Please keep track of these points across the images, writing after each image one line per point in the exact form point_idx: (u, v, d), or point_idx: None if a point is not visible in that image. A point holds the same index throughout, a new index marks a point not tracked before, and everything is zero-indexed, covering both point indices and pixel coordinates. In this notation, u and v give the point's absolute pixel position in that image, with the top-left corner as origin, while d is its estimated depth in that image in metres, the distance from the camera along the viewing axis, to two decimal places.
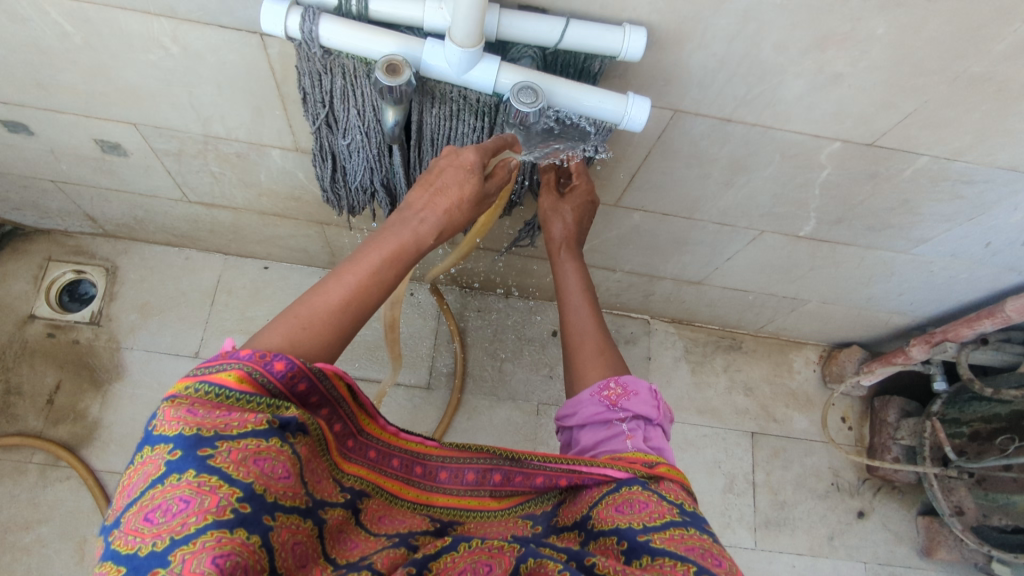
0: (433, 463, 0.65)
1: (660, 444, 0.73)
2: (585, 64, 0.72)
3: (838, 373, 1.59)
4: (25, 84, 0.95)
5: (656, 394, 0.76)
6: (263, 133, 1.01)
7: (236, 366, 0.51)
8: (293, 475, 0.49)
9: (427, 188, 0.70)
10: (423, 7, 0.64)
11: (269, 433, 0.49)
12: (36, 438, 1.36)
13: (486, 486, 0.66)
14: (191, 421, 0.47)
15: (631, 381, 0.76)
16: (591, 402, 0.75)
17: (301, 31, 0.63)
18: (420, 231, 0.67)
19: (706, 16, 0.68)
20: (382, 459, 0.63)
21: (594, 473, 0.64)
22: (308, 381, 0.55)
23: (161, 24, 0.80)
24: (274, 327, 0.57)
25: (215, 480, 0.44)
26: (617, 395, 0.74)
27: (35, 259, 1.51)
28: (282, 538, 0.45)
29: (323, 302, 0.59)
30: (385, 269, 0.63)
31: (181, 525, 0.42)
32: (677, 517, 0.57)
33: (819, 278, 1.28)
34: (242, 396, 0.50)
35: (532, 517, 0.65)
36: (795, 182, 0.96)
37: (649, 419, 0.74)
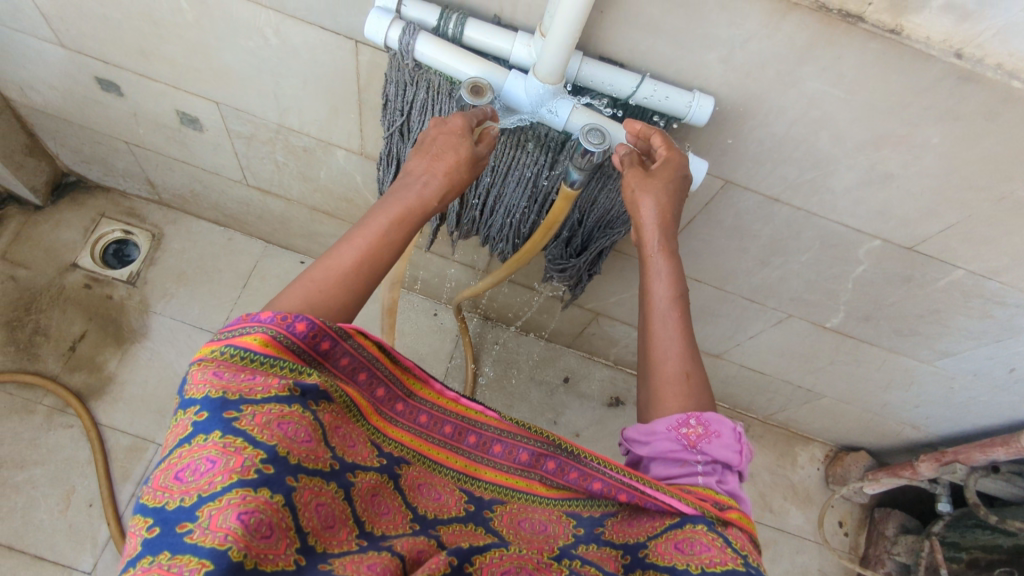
0: (490, 434, 0.65)
1: (738, 493, 0.63)
2: (651, 121, 0.76)
3: (841, 475, 1.57)
4: (129, 49, 1.03)
5: (740, 436, 0.65)
6: (334, 133, 1.07)
7: (259, 330, 0.54)
8: (315, 439, 0.50)
9: (425, 154, 0.69)
10: (512, 42, 0.69)
11: (292, 399, 0.51)
12: (51, 381, 1.40)
13: (538, 470, 0.65)
14: (217, 383, 0.50)
15: (713, 418, 0.64)
16: (666, 436, 0.64)
17: (400, 42, 0.68)
18: (423, 194, 0.67)
19: (772, 97, 0.72)
20: (432, 424, 0.65)
21: (658, 500, 0.59)
22: (331, 341, 0.57)
23: (268, 16, 0.86)
24: (291, 292, 0.59)
25: (239, 441, 0.46)
26: (696, 434, 0.63)
27: (89, 213, 1.58)
28: (305, 499, 0.46)
29: (336, 266, 0.60)
30: (392, 230, 0.64)
31: (208, 484, 0.44)
32: (741, 567, 0.51)
33: (838, 374, 1.29)
34: (266, 359, 0.53)
35: (577, 517, 0.63)
36: (830, 272, 0.99)
37: (729, 465, 0.63)
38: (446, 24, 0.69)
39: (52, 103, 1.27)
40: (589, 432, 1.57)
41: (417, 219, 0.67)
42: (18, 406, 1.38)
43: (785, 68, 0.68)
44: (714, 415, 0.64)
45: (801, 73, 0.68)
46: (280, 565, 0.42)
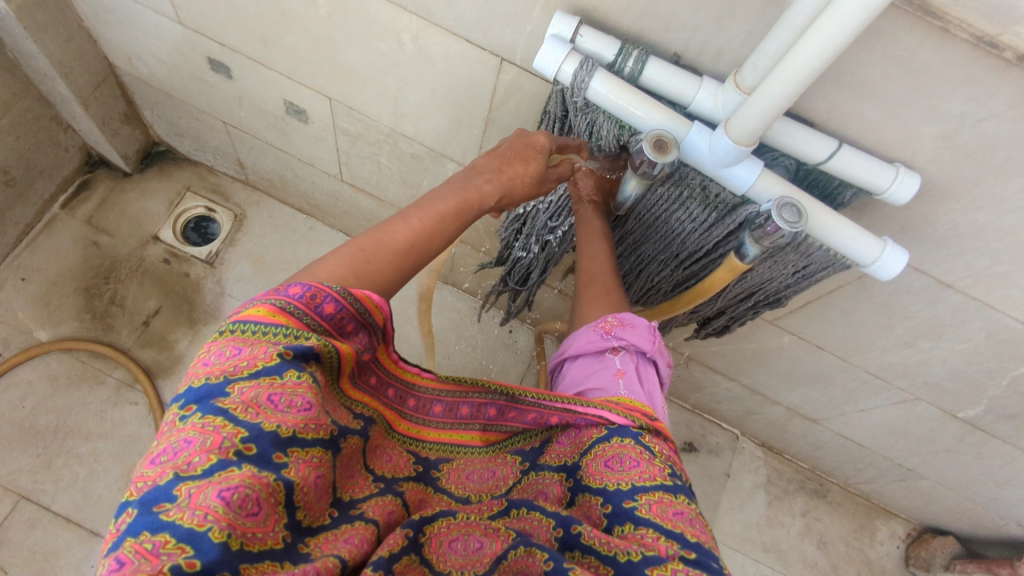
0: (428, 396, 0.61)
1: (652, 383, 0.70)
2: (835, 190, 0.67)
3: (925, 559, 1.45)
4: (250, 35, 0.98)
5: (654, 331, 0.72)
6: (450, 145, 1.00)
7: (265, 302, 0.47)
8: (316, 406, 0.44)
9: (495, 157, 0.66)
10: (698, 89, 0.61)
11: (284, 366, 0.44)
12: (123, 354, 1.38)
13: (478, 421, 0.62)
14: (201, 371, 0.44)
15: (630, 317, 0.73)
16: (588, 334, 0.73)
17: (574, 77, 0.61)
18: (483, 190, 0.64)
19: (990, 183, 0.62)
20: (380, 388, 0.57)
21: (588, 414, 0.60)
22: (336, 304, 0.49)
23: (410, 21, 0.79)
24: (336, 256, 0.54)
25: (220, 420, 0.40)
26: (614, 325, 0.72)
27: (175, 185, 1.56)
28: (300, 473, 0.41)
29: (389, 240, 0.56)
30: (451, 221, 0.61)
31: (186, 464, 0.38)
32: (667, 481, 0.53)
33: (951, 461, 1.18)
34: (258, 327, 0.46)
35: (521, 454, 0.63)
36: (986, 366, 0.88)
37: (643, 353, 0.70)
38: (625, 61, 0.62)
39: (157, 75, 1.23)
40: None
41: (472, 214, 0.63)
42: (89, 375, 1.37)
43: (1020, 154, 0.58)
44: (631, 315, 0.73)
45: None
46: (267, 544, 0.37)
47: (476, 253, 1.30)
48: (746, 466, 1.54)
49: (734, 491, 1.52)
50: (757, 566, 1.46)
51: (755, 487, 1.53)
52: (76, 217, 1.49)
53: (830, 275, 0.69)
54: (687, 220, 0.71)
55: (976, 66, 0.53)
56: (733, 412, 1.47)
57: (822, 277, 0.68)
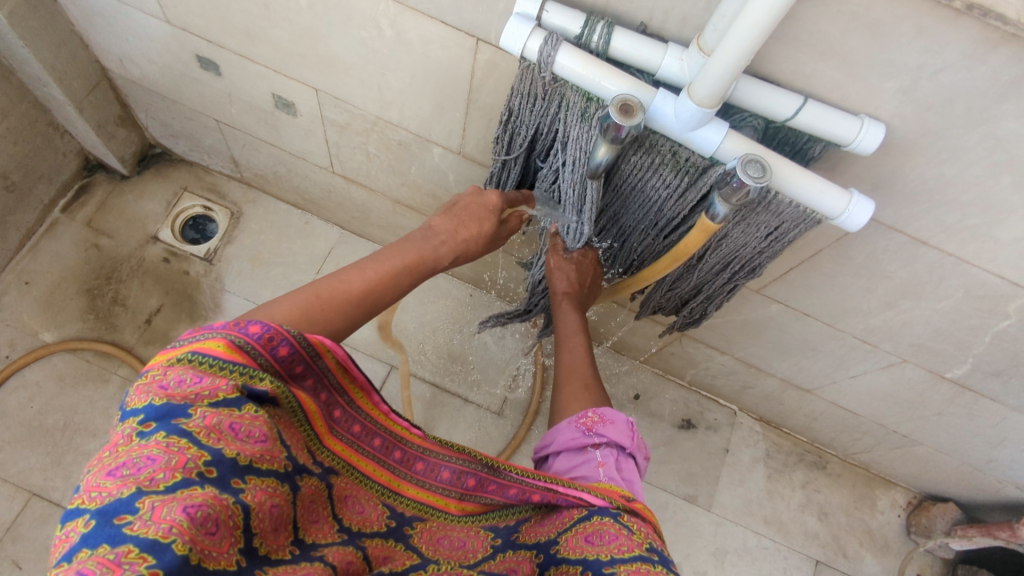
0: (414, 452, 0.63)
1: (632, 475, 0.70)
2: (805, 145, 0.69)
3: (926, 526, 1.47)
4: (235, 30, 1.00)
5: (634, 426, 0.73)
6: (435, 129, 1.03)
7: (223, 334, 0.48)
8: (270, 439, 0.46)
9: (453, 218, 0.74)
10: (663, 55, 0.63)
11: (242, 400, 0.46)
12: (127, 352, 1.40)
13: (457, 488, 0.64)
14: (161, 391, 0.45)
15: (610, 412, 0.74)
16: (569, 428, 0.74)
17: (540, 53, 0.63)
18: (438, 250, 0.71)
19: (952, 135, 0.64)
20: (364, 436, 0.60)
21: (569, 495, 0.61)
22: (290, 346, 0.52)
23: (387, 7, 0.81)
24: (291, 298, 0.57)
25: (184, 441, 0.41)
26: (594, 422, 0.73)
27: (172, 186, 1.59)
28: (257, 499, 0.43)
29: (342, 290, 0.60)
30: (404, 275, 0.66)
31: (148, 480, 0.39)
32: (645, 552, 0.53)
33: (942, 424, 1.19)
34: (216, 361, 0.47)
35: (494, 529, 0.64)
36: (968, 323, 0.89)
37: (623, 450, 0.71)
38: (591, 34, 0.64)
39: (149, 77, 1.26)
40: (658, 453, 1.50)
41: (428, 271, 0.70)
42: (94, 374, 1.40)
43: (978, 103, 0.59)
44: (609, 409, 0.74)
45: (997, 112, 0.60)
46: (222, 564, 0.38)
47: None
48: (745, 441, 1.56)
49: (733, 466, 1.53)
50: (758, 538, 1.48)
51: (754, 461, 1.55)
52: (77, 220, 1.52)
53: (801, 236, 0.70)
54: (660, 186, 0.73)
55: (928, 18, 0.54)
56: (729, 387, 1.49)
57: (795, 236, 0.70)
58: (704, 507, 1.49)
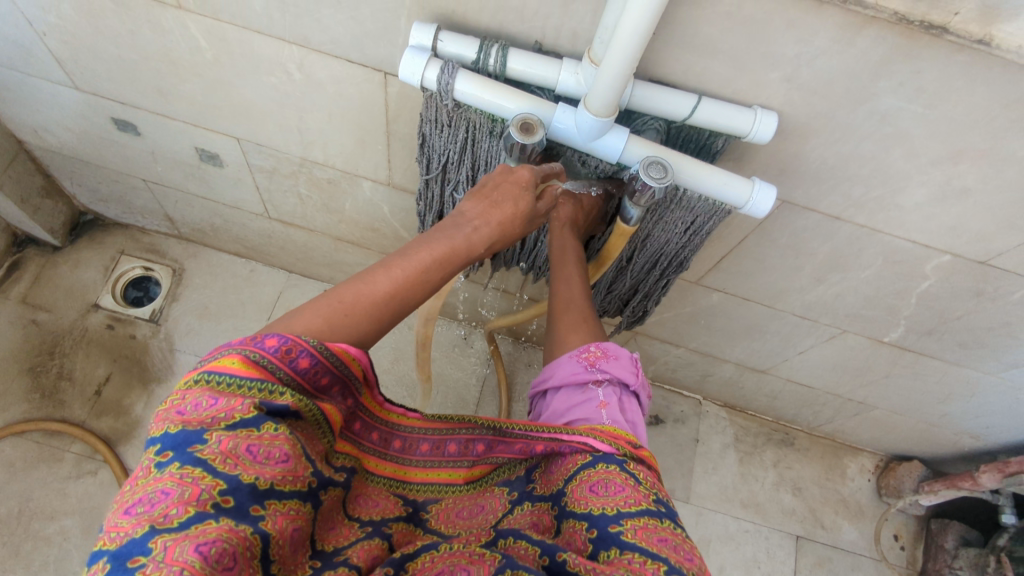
0: (412, 434, 0.61)
1: (634, 412, 0.69)
2: (708, 141, 0.71)
3: (895, 486, 1.52)
4: (146, 89, 0.99)
5: (635, 362, 0.73)
6: (361, 165, 1.03)
7: (238, 351, 0.48)
8: (293, 457, 0.45)
9: (483, 200, 0.67)
10: (559, 71, 0.65)
11: (261, 419, 0.45)
12: (77, 427, 1.36)
13: (467, 458, 0.62)
14: (177, 418, 0.44)
15: (611, 347, 0.72)
16: (569, 363, 0.71)
17: (438, 82, 0.64)
18: (471, 239, 0.64)
19: (839, 115, 0.67)
20: (363, 433, 0.58)
21: (572, 441, 0.61)
22: (311, 357, 0.50)
23: (292, 51, 0.82)
24: (315, 308, 0.54)
25: (198, 471, 0.41)
26: (597, 356, 0.71)
27: (108, 251, 1.55)
28: (277, 525, 0.42)
29: (370, 292, 0.56)
30: (433, 269, 0.60)
31: (162, 517, 0.39)
32: (652, 505, 0.55)
33: (891, 387, 1.24)
34: (232, 380, 0.46)
35: (508, 485, 0.64)
36: (893, 288, 0.93)
37: (625, 386, 0.70)
38: (486, 58, 0.65)
39: (67, 144, 1.23)
40: None
41: (460, 261, 0.64)
42: (45, 454, 1.35)
43: (856, 84, 0.63)
44: (611, 344, 0.73)
45: (875, 89, 0.63)
46: None
47: None
48: (714, 428, 1.59)
49: (705, 455, 1.56)
50: (738, 522, 1.51)
51: (725, 447, 1.57)
52: (11, 298, 1.47)
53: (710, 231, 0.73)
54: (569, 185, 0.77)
55: (794, 10, 0.57)
56: (689, 377, 1.51)
57: (707, 231, 0.73)
58: (682, 499, 1.51)
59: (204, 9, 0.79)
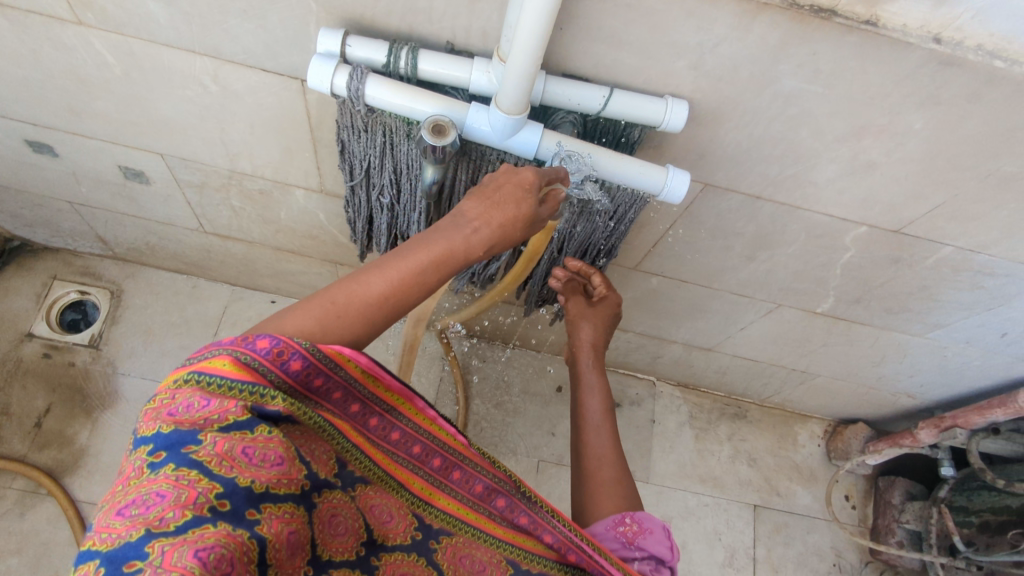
0: (453, 459, 0.64)
1: None
2: (624, 132, 0.73)
3: (843, 449, 1.58)
4: (58, 108, 0.96)
5: (668, 532, 0.73)
6: (290, 173, 1.02)
7: (227, 353, 0.49)
8: (287, 460, 0.46)
9: (484, 199, 0.63)
10: (470, 71, 0.65)
11: (254, 422, 0.47)
12: (18, 463, 1.32)
13: (487, 504, 0.65)
14: (169, 419, 0.46)
15: (645, 516, 0.72)
16: (606, 535, 0.71)
17: (348, 88, 0.64)
18: (471, 241, 0.61)
19: (746, 99, 0.69)
20: (402, 443, 0.61)
21: (604, 569, 0.65)
22: (303, 360, 0.51)
23: (204, 62, 0.81)
24: (307, 308, 0.55)
25: (194, 473, 0.42)
26: (633, 531, 0.70)
27: (38, 277, 1.49)
28: (274, 530, 0.43)
29: (363, 293, 0.56)
30: (430, 273, 0.58)
31: (158, 520, 0.39)
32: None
33: (830, 355, 1.28)
34: (223, 381, 0.48)
35: (514, 564, 0.63)
36: (818, 261, 0.97)
37: (661, 560, 0.70)
38: (396, 61, 0.65)
39: None
40: None
41: (457, 263, 0.60)
42: None
43: (757, 68, 0.65)
44: (646, 514, 0.72)
45: (776, 73, 0.65)
46: None
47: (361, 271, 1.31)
48: (669, 408, 1.62)
49: (662, 435, 1.59)
50: (698, 498, 1.55)
51: (681, 426, 1.61)
52: None
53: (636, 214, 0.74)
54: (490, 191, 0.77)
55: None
56: (641, 360, 1.54)
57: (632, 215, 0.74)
58: (642, 480, 1.54)
59: (106, 24, 0.77)
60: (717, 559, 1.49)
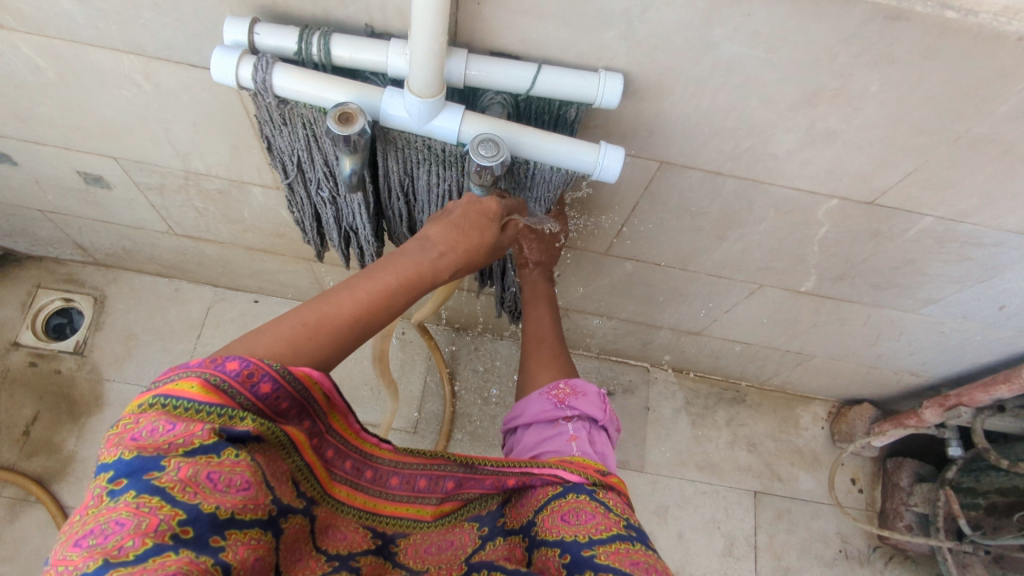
0: (385, 467, 0.61)
1: (604, 445, 0.74)
2: (560, 111, 0.68)
3: (847, 431, 1.52)
4: (4, 116, 0.95)
5: (604, 397, 0.78)
6: (243, 171, 0.99)
7: (193, 374, 0.45)
8: (254, 484, 0.44)
9: (450, 226, 0.65)
10: (385, 54, 0.61)
11: (221, 445, 0.44)
12: (7, 471, 1.33)
13: (436, 494, 0.62)
14: (130, 444, 0.42)
15: (580, 384, 0.78)
16: (539, 400, 0.76)
17: (254, 80, 0.61)
18: (437, 264, 0.62)
19: (686, 68, 0.64)
20: (337, 459, 0.57)
21: (543, 474, 0.64)
22: (272, 382, 0.48)
23: (131, 61, 0.78)
24: (276, 328, 0.52)
25: (156, 501, 0.40)
26: (566, 394, 0.76)
27: (23, 287, 1.49)
28: (239, 557, 0.41)
29: (334, 315, 0.54)
30: (399, 295, 0.58)
31: (116, 549, 0.37)
32: (623, 531, 0.56)
33: (822, 335, 1.23)
34: (191, 405, 0.44)
35: (478, 519, 0.64)
36: (793, 238, 0.92)
37: (595, 421, 0.75)
38: (307, 47, 0.61)
39: None
40: None
41: (425, 286, 0.62)
42: None
43: (692, 34, 0.60)
44: (580, 381, 0.78)
45: (712, 38, 0.60)
46: None
47: (334, 268, 1.29)
48: (664, 394, 1.58)
49: (657, 422, 1.55)
50: (695, 486, 1.51)
51: (677, 412, 1.57)
52: None
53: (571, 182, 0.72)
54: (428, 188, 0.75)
55: None
56: (632, 347, 1.50)
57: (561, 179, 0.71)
58: (637, 469, 1.50)
59: (27, 26, 0.74)
60: (715, 548, 1.46)
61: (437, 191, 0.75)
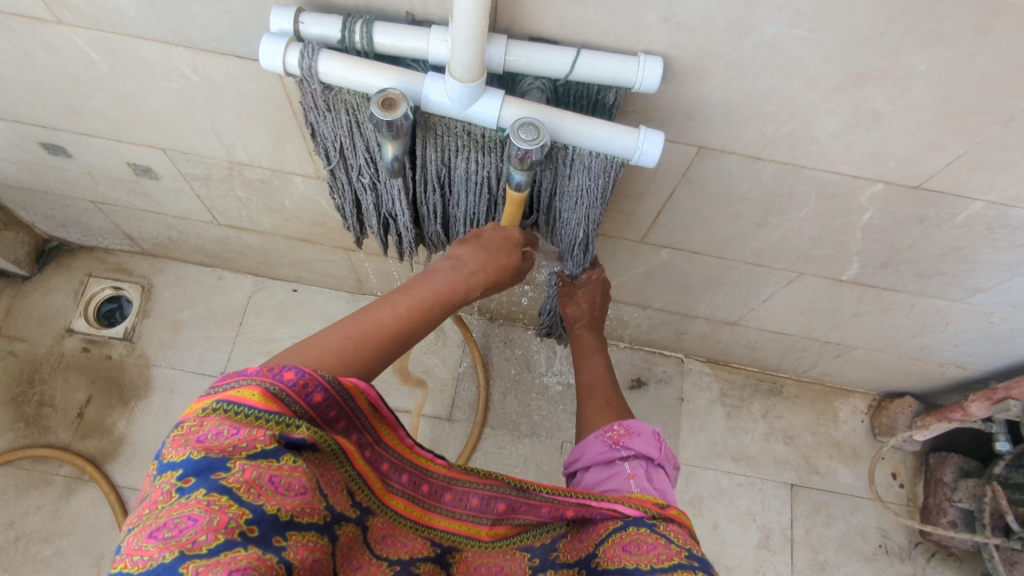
0: (440, 483, 0.63)
1: (663, 484, 0.75)
2: (599, 95, 0.68)
3: (888, 425, 1.49)
4: (60, 110, 0.99)
5: (660, 437, 0.79)
6: (285, 160, 1.02)
7: (254, 382, 0.48)
8: (310, 489, 0.46)
9: (479, 249, 0.72)
10: (426, 40, 0.62)
11: (280, 451, 0.46)
12: (63, 451, 1.39)
13: (488, 514, 0.64)
14: (198, 445, 0.44)
15: (635, 425, 0.80)
16: (596, 443, 0.80)
17: (300, 67, 0.62)
18: (469, 283, 0.69)
19: (727, 51, 0.63)
20: (391, 473, 0.60)
21: (602, 508, 0.64)
22: (324, 392, 0.51)
23: (180, 53, 0.81)
24: (325, 341, 0.56)
25: (225, 499, 0.42)
26: (620, 436, 0.79)
27: (75, 276, 1.55)
28: (299, 556, 0.43)
29: (377, 328, 0.58)
30: (434, 310, 0.64)
31: (190, 542, 0.39)
32: (685, 560, 0.55)
33: (863, 325, 1.20)
34: (250, 412, 0.46)
35: (530, 549, 0.64)
36: (834, 224, 0.90)
37: (650, 460, 0.77)
38: (350, 35, 0.63)
39: (9, 174, 1.24)
40: None
41: (455, 304, 0.68)
42: (36, 480, 1.38)
43: (734, 16, 0.59)
44: (635, 422, 0.81)
45: (755, 19, 0.59)
46: None
47: (371, 257, 1.31)
48: (698, 385, 1.57)
49: (691, 413, 1.54)
50: (730, 477, 1.50)
51: (711, 403, 1.55)
52: None
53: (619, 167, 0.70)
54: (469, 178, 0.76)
55: None
56: (666, 337, 1.49)
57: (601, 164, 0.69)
58: None
59: (83, 20, 0.78)
60: (751, 541, 1.44)
61: (475, 180, 0.75)
